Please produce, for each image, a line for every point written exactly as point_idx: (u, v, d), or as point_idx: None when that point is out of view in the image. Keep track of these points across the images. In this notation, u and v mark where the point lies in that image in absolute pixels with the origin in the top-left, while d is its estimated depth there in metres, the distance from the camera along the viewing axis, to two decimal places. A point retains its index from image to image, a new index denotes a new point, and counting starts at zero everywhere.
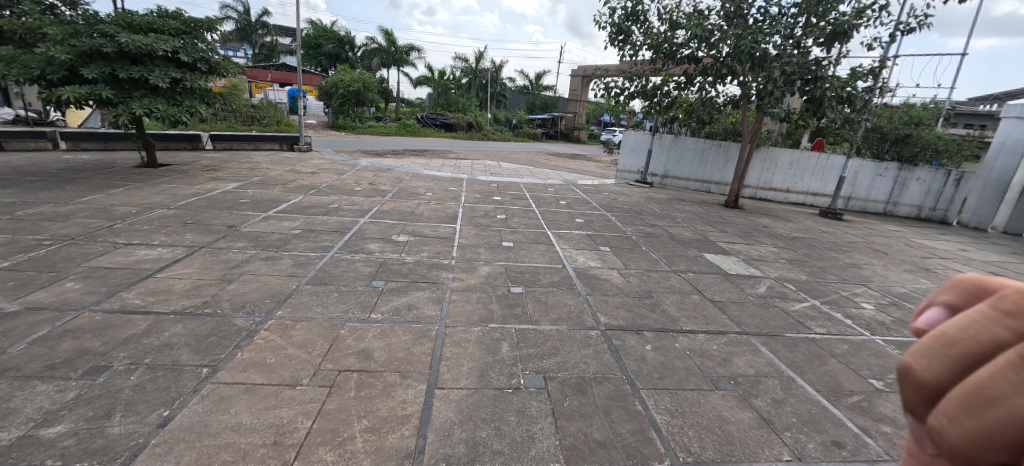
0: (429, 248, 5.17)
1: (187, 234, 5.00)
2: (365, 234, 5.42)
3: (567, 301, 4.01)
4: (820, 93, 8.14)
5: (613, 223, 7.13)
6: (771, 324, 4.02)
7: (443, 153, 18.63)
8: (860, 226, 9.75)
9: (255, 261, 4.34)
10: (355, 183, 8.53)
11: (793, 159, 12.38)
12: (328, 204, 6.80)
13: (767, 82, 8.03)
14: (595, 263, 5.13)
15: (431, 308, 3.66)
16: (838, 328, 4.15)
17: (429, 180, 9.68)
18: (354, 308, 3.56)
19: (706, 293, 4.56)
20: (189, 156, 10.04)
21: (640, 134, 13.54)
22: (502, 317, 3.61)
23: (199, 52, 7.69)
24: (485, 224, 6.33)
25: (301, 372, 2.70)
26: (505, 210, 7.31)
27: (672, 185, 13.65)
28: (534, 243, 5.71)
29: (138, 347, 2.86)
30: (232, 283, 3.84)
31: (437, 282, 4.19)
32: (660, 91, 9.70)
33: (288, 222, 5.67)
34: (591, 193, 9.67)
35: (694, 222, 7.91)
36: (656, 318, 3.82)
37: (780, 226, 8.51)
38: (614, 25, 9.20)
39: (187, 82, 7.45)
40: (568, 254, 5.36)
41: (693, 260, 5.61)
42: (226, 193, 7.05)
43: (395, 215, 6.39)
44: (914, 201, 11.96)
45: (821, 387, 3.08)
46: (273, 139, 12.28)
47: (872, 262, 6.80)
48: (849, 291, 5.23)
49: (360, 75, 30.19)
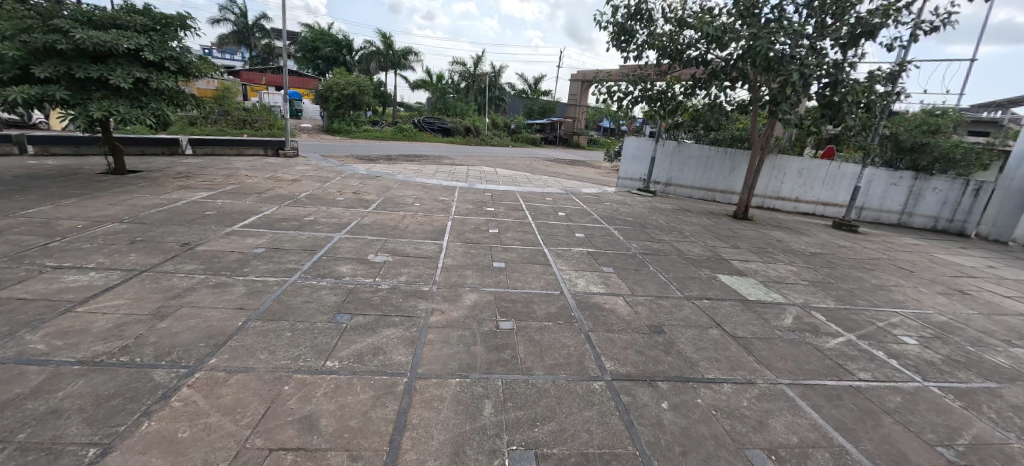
0: (409, 270, 4.54)
1: (131, 254, 4.36)
2: (338, 254, 4.80)
3: (566, 341, 3.37)
4: (840, 97, 7.50)
5: (616, 238, 6.52)
6: (806, 368, 3.40)
7: (437, 158, 18.08)
8: (877, 239, 9.17)
9: (200, 290, 3.71)
10: (337, 193, 7.91)
11: (803, 166, 11.83)
12: (303, 216, 6.18)
13: (782, 87, 7.43)
14: (597, 288, 4.52)
15: (400, 353, 3.03)
16: (883, 372, 3.54)
17: (419, 188, 9.07)
18: (307, 353, 2.92)
19: (726, 327, 3.93)
20: (164, 162, 9.43)
21: (641, 140, 12.99)
22: (486, 365, 2.98)
23: (168, 50, 7.11)
24: (474, 241, 5.72)
25: (219, 454, 2.07)
26: (499, 223, 6.70)
27: (675, 193, 13.08)
28: (529, 262, 5.09)
29: (15, 416, 2.22)
30: (166, 319, 3.21)
31: (413, 316, 3.56)
32: (665, 96, 9.09)
33: (252, 239, 5.05)
34: (592, 203, 9.07)
35: (704, 236, 7.29)
36: (671, 364, 3.20)
37: (796, 241, 7.92)
38: (617, 25, 8.62)
39: (152, 82, 6.85)
40: (566, 277, 4.73)
41: (707, 284, 4.99)
42: (193, 203, 6.43)
43: (375, 230, 5.77)
44: (930, 212, 11.38)
45: (882, 462, 2.45)
46: (257, 144, 11.67)
47: (901, 282, 6.19)
48: (885, 322, 4.61)
49: (356, 80, 29.87)
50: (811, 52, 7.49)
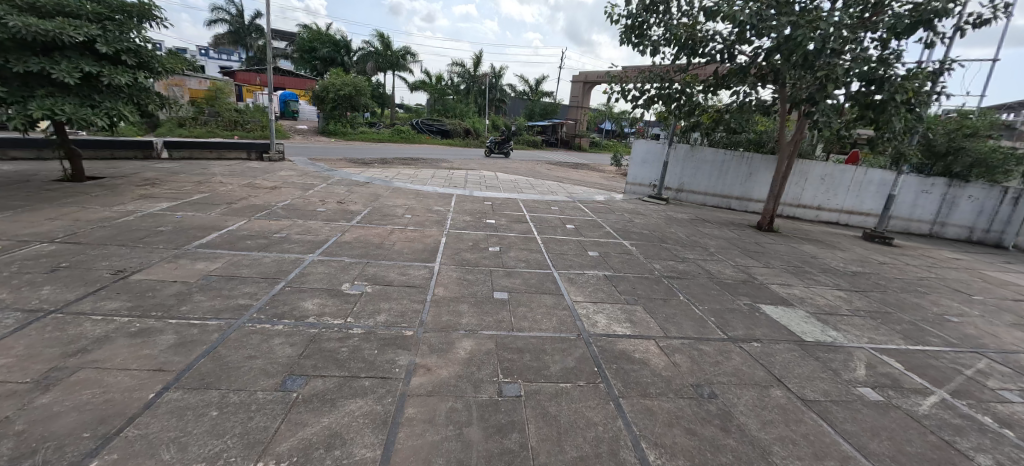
0: (391, 305, 3.69)
1: (44, 287, 3.51)
2: (306, 282, 3.95)
3: (591, 416, 2.52)
4: (886, 96, 6.53)
5: (635, 256, 5.67)
6: (912, 451, 2.55)
7: (435, 161, 17.23)
8: (916, 254, 8.33)
9: (114, 342, 2.85)
10: (319, 202, 7.06)
11: (826, 172, 11.01)
12: (274, 232, 5.34)
13: (818, 88, 6.56)
14: (622, 328, 3.67)
15: (366, 443, 2.18)
16: (1007, 453, 2.69)
17: (411, 196, 8.21)
18: (232, 448, 2.08)
19: (791, 386, 3.08)
20: (132, 167, 8.58)
21: (651, 144, 12.19)
22: (485, 462, 2.13)
23: (124, 41, 6.30)
24: (471, 262, 4.88)
25: None
26: (500, 239, 5.85)
27: (687, 199, 12.25)
28: (537, 292, 4.24)
29: None
30: (50, 392, 2.36)
31: (389, 379, 2.70)
32: (683, 95, 8.22)
33: (205, 263, 4.20)
34: (602, 213, 8.24)
35: (732, 254, 6.44)
36: (736, 452, 2.35)
37: (832, 258, 7.08)
38: (631, 17, 7.77)
39: (105, 78, 6.04)
40: (583, 312, 3.89)
41: (751, 320, 4.13)
42: (148, 217, 5.58)
43: (355, 250, 4.92)
44: (964, 221, 10.55)
45: None
46: (239, 148, 10.84)
47: (965, 310, 5.36)
48: (974, 369, 3.77)
49: (354, 81, 28.75)
50: (854, 44, 6.53)
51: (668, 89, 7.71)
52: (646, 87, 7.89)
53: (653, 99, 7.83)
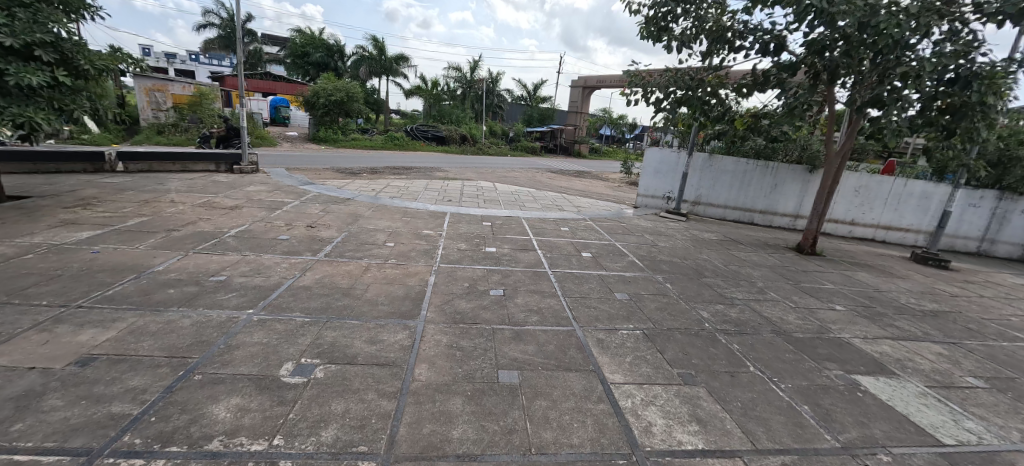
0: (348, 404, 2.48)
1: None
2: (230, 364, 2.74)
3: None
4: (973, 98, 5.31)
5: (675, 299, 4.50)
6: None
7: (429, 171, 16.07)
8: (983, 281, 7.19)
9: None
10: (284, 227, 5.86)
11: (861, 184, 9.94)
12: (214, 274, 4.13)
13: (889, 89, 5.38)
14: (690, 437, 2.48)
15: None
16: None
17: (397, 216, 7.02)
18: None
19: None
20: (73, 183, 7.37)
21: (666, 152, 11.10)
22: None
23: (38, 32, 5.14)
24: (468, 317, 3.68)
25: None
26: (503, 277, 4.67)
27: (705, 213, 11.13)
28: (557, 368, 3.03)
29: None
30: None
31: None
32: (712, 98, 7.05)
33: (94, 332, 3.00)
34: (620, 236, 7.09)
35: (785, 290, 5.28)
36: None
37: (897, 292, 5.93)
38: (655, 6, 6.59)
39: (10, 76, 4.86)
40: (629, 406, 2.69)
41: (859, 409, 2.94)
42: (54, 253, 4.38)
43: (314, 301, 3.72)
44: (1017, 239, 9.48)
45: None
46: (205, 158, 9.63)
47: None
48: None
49: (344, 85, 27.53)
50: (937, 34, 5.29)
51: (700, 93, 6.48)
52: (672, 90, 6.73)
53: (681, 106, 6.62)
